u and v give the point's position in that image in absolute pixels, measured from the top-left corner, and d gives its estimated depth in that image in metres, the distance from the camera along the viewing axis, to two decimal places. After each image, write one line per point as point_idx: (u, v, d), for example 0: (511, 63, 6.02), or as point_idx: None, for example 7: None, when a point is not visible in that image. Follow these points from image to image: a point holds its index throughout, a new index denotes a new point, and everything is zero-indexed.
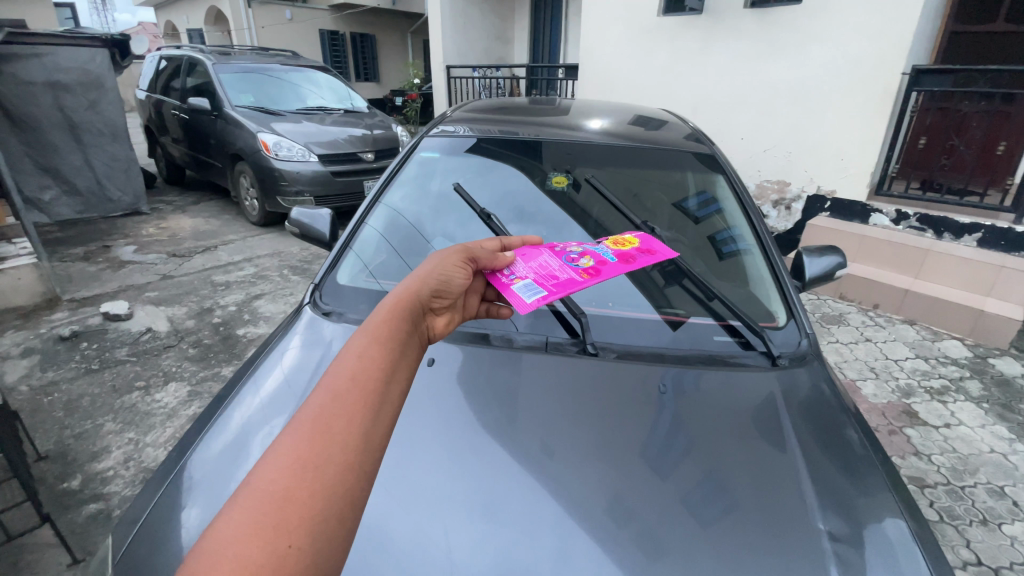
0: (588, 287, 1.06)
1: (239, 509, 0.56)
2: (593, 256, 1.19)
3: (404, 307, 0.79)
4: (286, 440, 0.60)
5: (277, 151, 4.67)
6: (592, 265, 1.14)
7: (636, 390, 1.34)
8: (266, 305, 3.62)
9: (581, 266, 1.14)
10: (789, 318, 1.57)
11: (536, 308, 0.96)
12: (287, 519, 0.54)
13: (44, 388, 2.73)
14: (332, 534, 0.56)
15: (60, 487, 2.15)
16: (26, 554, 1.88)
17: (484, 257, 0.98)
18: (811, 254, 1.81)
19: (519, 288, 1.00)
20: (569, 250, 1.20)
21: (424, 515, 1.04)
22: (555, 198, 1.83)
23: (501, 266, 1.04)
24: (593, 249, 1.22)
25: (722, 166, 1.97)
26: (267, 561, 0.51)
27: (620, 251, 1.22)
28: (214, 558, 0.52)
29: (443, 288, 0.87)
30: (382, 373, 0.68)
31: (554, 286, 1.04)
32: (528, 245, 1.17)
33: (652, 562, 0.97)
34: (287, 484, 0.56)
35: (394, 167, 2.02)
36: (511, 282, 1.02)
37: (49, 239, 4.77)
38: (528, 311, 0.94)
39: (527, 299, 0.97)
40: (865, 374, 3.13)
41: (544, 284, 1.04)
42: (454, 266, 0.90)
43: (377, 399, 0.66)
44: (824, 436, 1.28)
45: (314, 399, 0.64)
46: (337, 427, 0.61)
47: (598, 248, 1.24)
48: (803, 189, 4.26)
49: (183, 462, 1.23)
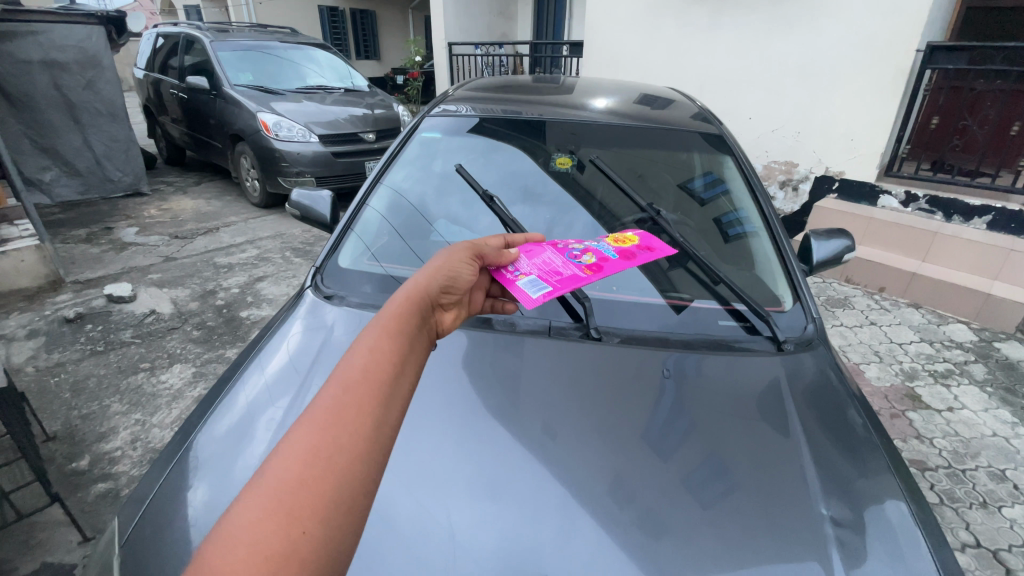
0: (592, 283, 1.06)
1: (253, 496, 0.55)
2: (595, 252, 1.19)
3: (414, 299, 0.77)
4: (299, 429, 0.60)
5: (278, 131, 4.62)
6: (594, 261, 1.14)
7: (639, 374, 1.33)
8: (269, 288, 3.62)
9: (584, 262, 1.13)
10: (795, 302, 1.55)
11: (542, 303, 0.95)
12: (301, 505, 0.54)
13: (50, 370, 2.75)
14: (344, 522, 0.55)
15: (69, 467, 2.18)
16: (36, 532, 1.92)
17: (491, 254, 0.97)
18: (819, 237, 1.78)
19: (524, 284, 1.00)
20: (571, 247, 1.19)
21: (428, 498, 1.04)
22: (559, 179, 1.80)
23: (506, 263, 1.03)
24: (595, 247, 1.21)
25: (730, 146, 1.93)
26: (281, 547, 0.51)
27: (621, 248, 1.22)
28: (228, 542, 0.52)
29: (451, 282, 0.85)
30: (394, 364, 0.67)
31: (557, 281, 1.04)
32: (532, 242, 1.16)
33: (654, 542, 0.98)
34: (299, 473, 0.56)
35: (395, 147, 1.98)
36: (515, 278, 1.02)
37: (51, 221, 4.76)
38: (535, 307, 0.94)
39: (532, 294, 0.97)
40: (868, 357, 3.12)
41: (548, 280, 1.04)
42: (461, 262, 0.88)
43: (388, 390, 0.65)
44: (828, 420, 1.27)
45: (327, 389, 0.64)
46: (350, 417, 0.61)
47: (599, 244, 1.23)
48: (811, 170, 4.17)
49: (189, 441, 1.24)
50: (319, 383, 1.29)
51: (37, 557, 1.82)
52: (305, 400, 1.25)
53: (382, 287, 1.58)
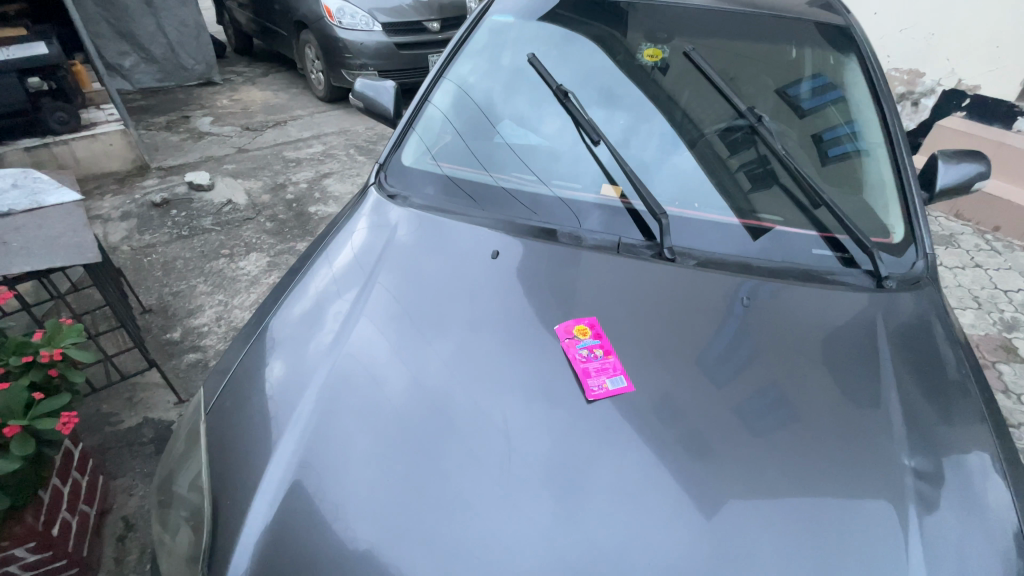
0: (623, 344, 1.16)
1: None
2: (577, 318, 1.20)
3: None
4: None
5: (341, 18, 4.43)
6: (592, 330, 1.17)
7: (711, 297, 1.23)
8: (335, 185, 3.67)
9: (589, 338, 1.16)
10: (907, 236, 1.37)
11: (635, 375, 1.10)
12: None
13: (142, 250, 3.00)
14: None
15: (164, 337, 2.44)
16: (138, 391, 2.20)
17: (539, 393, 1.07)
18: (947, 159, 1.53)
19: (609, 385, 1.08)
20: (561, 327, 1.18)
21: (484, 397, 1.06)
22: (638, 80, 1.60)
23: (583, 391, 1.06)
24: (572, 309, 1.22)
25: (855, 43, 1.63)
26: None
27: (586, 298, 1.24)
28: None
29: None
30: None
31: (610, 362, 1.12)
32: (542, 349, 1.15)
33: (708, 462, 0.97)
34: None
35: (462, 36, 1.82)
36: (605, 389, 1.07)
37: (135, 107, 4.97)
38: (637, 383, 1.09)
39: (622, 382, 1.09)
40: (965, 303, 2.81)
41: (607, 368, 1.11)
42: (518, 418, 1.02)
43: None
44: (920, 365, 1.15)
45: None
46: None
47: (569, 301, 1.23)
48: (939, 82, 3.48)
49: (264, 323, 1.31)
50: (383, 279, 1.30)
51: (139, 413, 2.11)
52: (371, 295, 1.27)
53: (445, 190, 1.52)
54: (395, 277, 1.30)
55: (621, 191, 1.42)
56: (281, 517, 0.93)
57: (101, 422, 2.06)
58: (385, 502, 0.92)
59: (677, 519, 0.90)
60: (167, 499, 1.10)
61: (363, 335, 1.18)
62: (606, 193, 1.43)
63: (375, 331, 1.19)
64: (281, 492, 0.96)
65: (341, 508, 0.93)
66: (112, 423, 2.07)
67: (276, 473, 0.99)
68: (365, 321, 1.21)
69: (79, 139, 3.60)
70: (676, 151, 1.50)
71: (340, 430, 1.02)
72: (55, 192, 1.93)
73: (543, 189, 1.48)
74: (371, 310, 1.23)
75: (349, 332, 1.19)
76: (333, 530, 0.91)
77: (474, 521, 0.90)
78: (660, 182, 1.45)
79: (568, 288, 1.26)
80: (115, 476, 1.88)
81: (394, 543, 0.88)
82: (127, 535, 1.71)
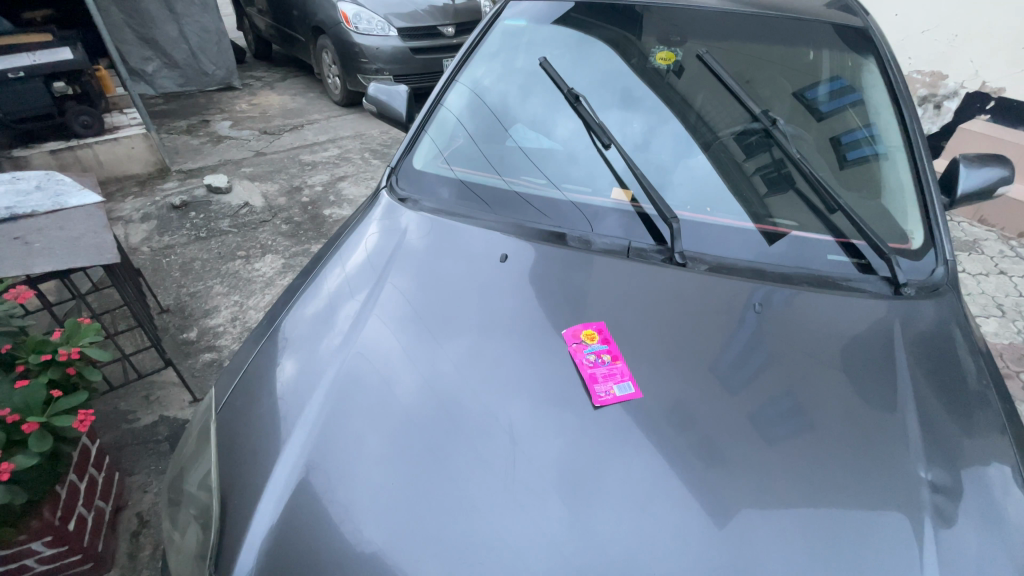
0: (630, 351, 1.14)
1: None
2: (586, 325, 1.19)
3: None
4: None
5: (357, 24, 4.49)
6: (600, 337, 1.16)
7: (722, 303, 1.21)
8: (349, 188, 3.71)
9: (597, 345, 1.15)
10: (927, 241, 1.34)
11: (642, 382, 1.09)
12: None
13: (162, 251, 3.06)
14: None
15: (181, 337, 2.49)
16: (155, 389, 2.24)
17: (547, 398, 1.06)
18: (969, 163, 1.49)
19: (616, 392, 1.07)
20: (570, 334, 1.17)
21: (492, 399, 1.06)
22: (651, 82, 1.59)
23: (590, 398, 1.05)
24: (581, 316, 1.20)
25: (874, 45, 1.60)
26: None
27: (596, 306, 1.22)
28: None
29: None
30: None
31: (617, 369, 1.11)
32: (551, 354, 1.14)
33: (717, 470, 0.95)
34: None
35: (475, 39, 1.83)
36: (612, 396, 1.06)
37: (156, 111, 5.08)
38: (644, 390, 1.07)
39: (629, 389, 1.07)
40: (989, 311, 2.73)
41: (614, 375, 1.10)
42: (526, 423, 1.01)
43: None
44: (939, 374, 1.12)
45: None
46: None
47: (580, 309, 1.21)
48: (962, 85, 3.40)
49: (276, 323, 1.32)
50: (394, 281, 1.31)
51: (155, 411, 2.15)
52: (380, 296, 1.27)
53: (458, 193, 1.53)
54: (406, 279, 1.31)
55: (631, 194, 1.41)
56: (288, 516, 0.94)
57: (119, 419, 2.11)
58: (391, 505, 0.92)
59: (684, 528, 0.88)
60: (177, 497, 1.11)
61: (373, 336, 1.19)
62: (617, 197, 1.42)
63: (385, 331, 1.20)
64: (288, 491, 0.97)
65: (349, 509, 0.93)
66: (129, 420, 2.11)
67: (284, 473, 0.99)
68: (374, 322, 1.22)
69: (102, 143, 3.69)
70: (689, 155, 1.49)
71: (348, 430, 1.03)
72: (78, 194, 1.99)
73: (554, 192, 1.48)
74: (381, 312, 1.24)
75: (358, 333, 1.20)
76: (340, 530, 0.91)
77: (480, 523, 0.89)
78: (672, 185, 1.44)
79: (578, 293, 1.24)
80: (131, 473, 1.91)
81: (399, 543, 0.88)
82: (140, 532, 1.74)
